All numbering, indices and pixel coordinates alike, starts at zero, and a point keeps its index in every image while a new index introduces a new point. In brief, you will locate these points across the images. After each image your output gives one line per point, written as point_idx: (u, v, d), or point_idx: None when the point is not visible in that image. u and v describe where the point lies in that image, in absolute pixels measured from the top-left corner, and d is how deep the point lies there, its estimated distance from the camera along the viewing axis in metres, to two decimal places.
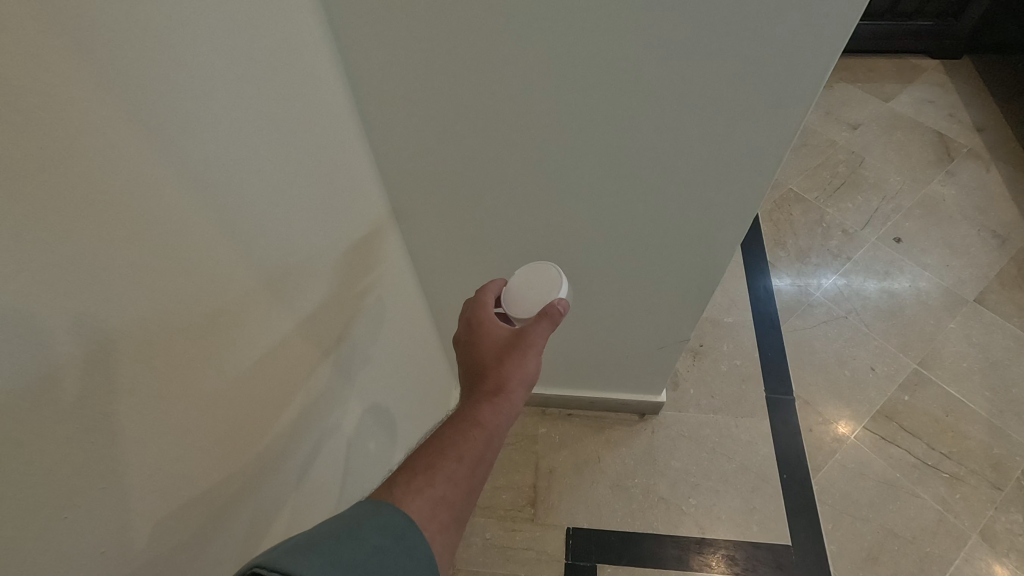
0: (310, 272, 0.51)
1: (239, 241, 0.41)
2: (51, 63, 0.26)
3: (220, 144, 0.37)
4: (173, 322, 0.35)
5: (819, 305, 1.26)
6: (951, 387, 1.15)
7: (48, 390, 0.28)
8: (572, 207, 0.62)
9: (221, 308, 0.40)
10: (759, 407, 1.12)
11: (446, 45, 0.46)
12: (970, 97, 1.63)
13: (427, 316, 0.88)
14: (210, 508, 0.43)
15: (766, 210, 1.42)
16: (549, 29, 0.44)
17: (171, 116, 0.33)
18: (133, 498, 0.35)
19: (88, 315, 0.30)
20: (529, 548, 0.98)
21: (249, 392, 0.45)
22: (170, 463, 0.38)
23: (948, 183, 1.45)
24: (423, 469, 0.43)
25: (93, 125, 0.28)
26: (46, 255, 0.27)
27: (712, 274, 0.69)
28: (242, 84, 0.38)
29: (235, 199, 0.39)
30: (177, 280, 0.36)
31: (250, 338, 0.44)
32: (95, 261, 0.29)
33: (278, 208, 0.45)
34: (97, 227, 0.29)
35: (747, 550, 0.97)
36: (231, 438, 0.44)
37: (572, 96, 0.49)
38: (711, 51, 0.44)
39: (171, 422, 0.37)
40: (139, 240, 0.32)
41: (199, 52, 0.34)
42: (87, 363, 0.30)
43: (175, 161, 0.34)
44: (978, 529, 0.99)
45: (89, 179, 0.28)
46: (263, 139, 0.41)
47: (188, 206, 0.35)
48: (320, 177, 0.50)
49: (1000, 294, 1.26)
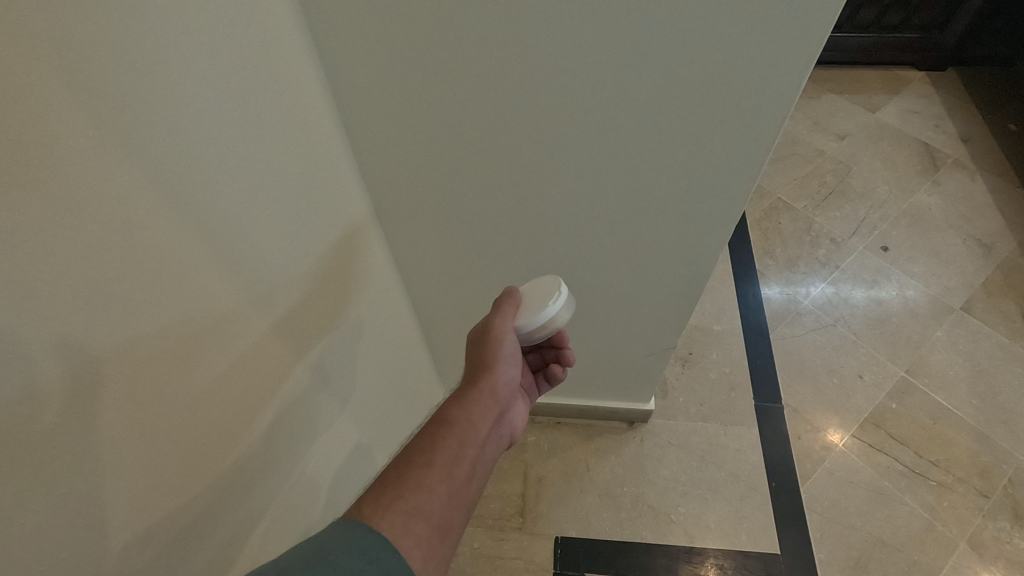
0: (289, 276, 0.51)
1: (218, 251, 0.41)
2: (33, 78, 0.26)
3: (194, 143, 0.36)
4: (147, 324, 0.35)
5: (808, 313, 1.27)
6: (939, 395, 1.15)
7: (25, 401, 0.28)
8: (555, 214, 0.62)
9: (203, 321, 0.40)
10: (747, 415, 1.12)
11: (429, 51, 0.46)
12: (954, 108, 1.65)
13: (414, 327, 0.88)
14: (192, 521, 0.42)
15: (755, 219, 1.43)
16: (529, 45, 0.45)
17: (156, 131, 0.33)
18: (108, 506, 0.34)
19: (72, 332, 0.30)
20: (517, 558, 0.98)
21: (226, 396, 0.45)
22: (146, 469, 0.37)
23: (934, 193, 1.46)
24: (391, 482, 0.42)
25: (74, 131, 0.28)
26: (34, 271, 0.27)
27: (696, 281, 0.69)
28: (216, 86, 0.38)
29: (210, 199, 0.39)
30: (161, 291, 0.36)
31: (226, 342, 0.43)
32: (81, 274, 0.30)
33: (256, 211, 0.44)
34: (82, 244, 0.30)
35: (736, 559, 0.97)
36: (210, 446, 0.43)
37: (555, 109, 0.50)
38: (688, 63, 0.44)
39: (145, 427, 0.36)
40: (125, 253, 0.33)
41: (171, 49, 0.34)
42: (69, 382, 0.30)
43: (147, 159, 0.33)
44: (965, 538, 0.99)
45: (69, 192, 0.29)
46: (240, 141, 0.41)
47: (162, 205, 0.35)
48: (300, 180, 0.50)
49: (986, 302, 1.27)
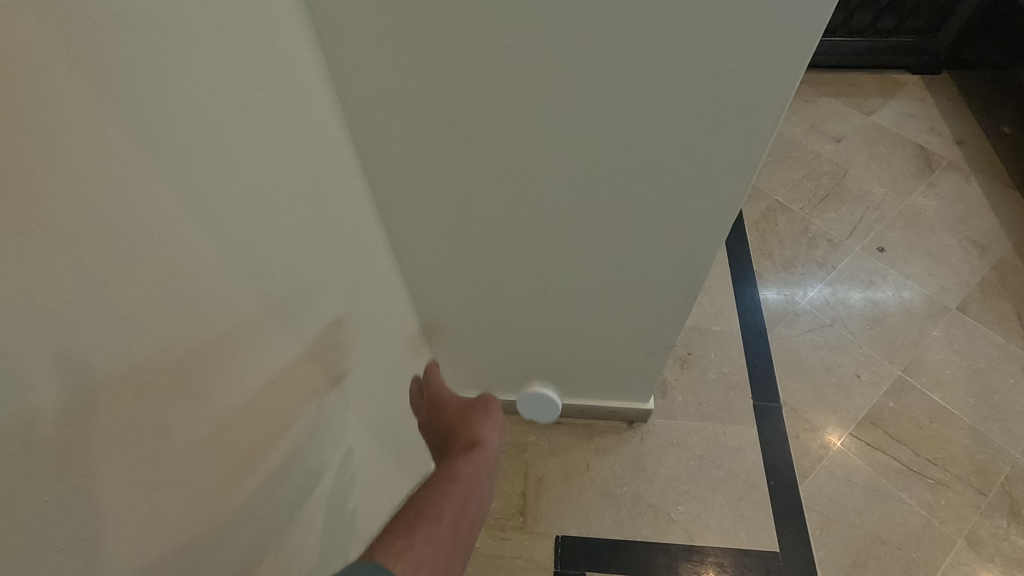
0: (310, 282, 0.51)
1: (245, 262, 0.41)
2: (81, 85, 0.26)
3: (221, 145, 0.36)
4: (178, 336, 0.34)
5: (805, 313, 1.28)
6: (934, 394, 1.16)
7: (81, 413, 0.27)
8: (561, 214, 0.62)
9: (233, 329, 0.40)
10: (747, 415, 1.13)
11: (437, 51, 0.47)
12: (948, 111, 1.67)
13: (418, 331, 0.89)
14: (234, 534, 0.42)
15: (752, 221, 1.44)
16: (530, 48, 0.45)
17: (189, 139, 0.33)
18: (155, 518, 0.33)
19: (122, 343, 0.29)
20: (518, 557, 0.98)
21: (258, 407, 0.44)
22: (187, 484, 0.36)
23: (928, 194, 1.48)
24: (402, 532, 0.47)
25: (118, 140, 0.28)
26: (86, 281, 0.27)
27: (693, 280, 0.70)
28: (241, 94, 0.38)
29: (236, 209, 0.39)
30: (196, 301, 0.35)
31: (256, 349, 0.43)
32: (125, 283, 0.29)
33: (274, 212, 0.44)
34: (126, 253, 0.29)
35: (736, 558, 0.98)
36: (242, 461, 0.42)
37: (558, 111, 0.50)
38: (686, 62, 0.45)
39: (186, 440, 0.35)
40: (164, 261, 0.32)
41: (196, 52, 0.33)
42: (119, 393, 0.29)
43: (177, 164, 0.32)
44: (962, 535, 1.00)
45: (114, 202, 0.28)
46: (261, 138, 0.41)
47: (197, 214, 0.35)
48: (312, 183, 0.49)
49: (980, 302, 1.28)
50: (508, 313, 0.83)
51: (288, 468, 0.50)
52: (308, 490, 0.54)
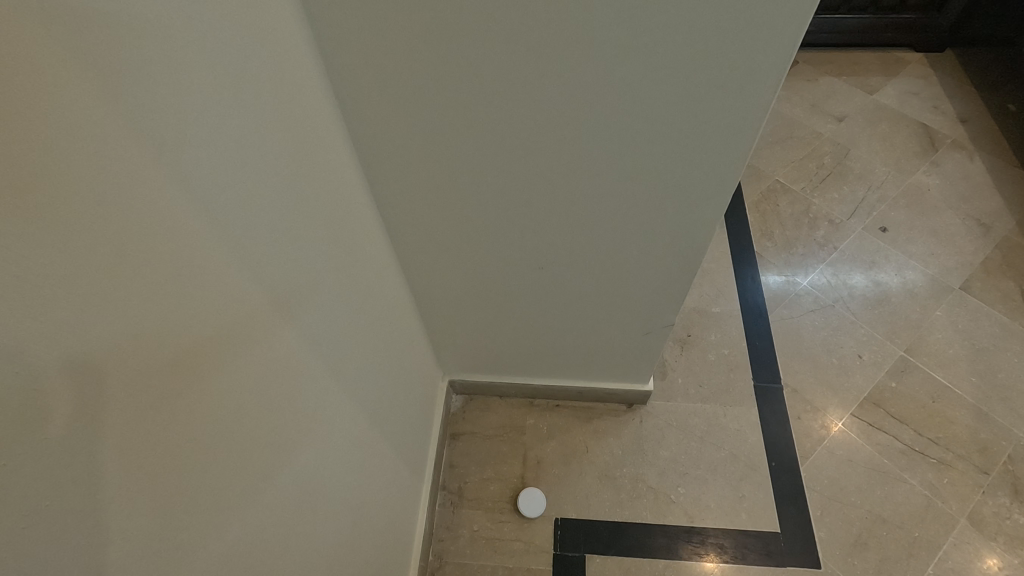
0: (306, 268, 0.49)
1: (244, 251, 0.39)
2: (63, 63, 0.24)
3: (218, 128, 0.35)
4: (179, 327, 0.33)
5: (806, 294, 1.26)
6: (938, 373, 1.15)
7: (80, 405, 0.26)
8: (559, 189, 0.60)
9: (234, 320, 0.39)
10: (747, 396, 1.12)
11: (429, 24, 0.44)
12: (953, 89, 1.64)
13: (416, 315, 0.87)
14: (235, 519, 0.41)
15: (753, 202, 1.42)
16: (534, 30, 0.44)
17: (183, 121, 0.32)
18: (159, 509, 0.32)
19: (121, 329, 0.28)
20: (518, 539, 0.98)
21: (258, 397, 0.43)
22: (189, 475, 0.35)
23: (932, 173, 1.46)
24: None
25: (106, 122, 0.27)
26: (79, 266, 0.26)
27: (693, 258, 0.69)
28: (234, 77, 0.37)
29: (233, 197, 0.38)
30: (196, 289, 0.34)
31: (257, 340, 0.42)
32: (124, 270, 0.28)
33: (264, 192, 0.42)
34: (119, 239, 0.28)
35: (736, 538, 0.97)
36: (242, 453, 0.41)
37: (562, 94, 0.49)
38: (689, 41, 0.44)
39: (188, 432, 0.34)
40: (163, 248, 0.31)
41: (178, 23, 0.31)
42: (120, 383, 0.28)
43: (167, 146, 0.31)
44: (964, 514, 0.99)
45: (109, 184, 0.27)
46: (256, 121, 0.40)
47: (195, 201, 0.34)
48: (304, 171, 0.48)
49: (985, 282, 1.27)
50: (507, 296, 0.82)
51: (287, 450, 0.49)
52: (307, 471, 0.54)
